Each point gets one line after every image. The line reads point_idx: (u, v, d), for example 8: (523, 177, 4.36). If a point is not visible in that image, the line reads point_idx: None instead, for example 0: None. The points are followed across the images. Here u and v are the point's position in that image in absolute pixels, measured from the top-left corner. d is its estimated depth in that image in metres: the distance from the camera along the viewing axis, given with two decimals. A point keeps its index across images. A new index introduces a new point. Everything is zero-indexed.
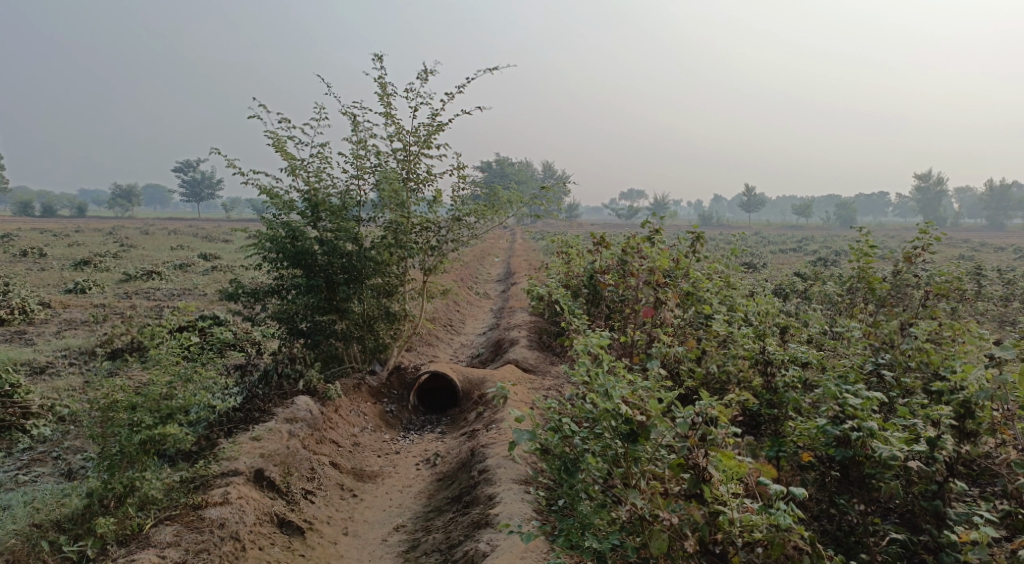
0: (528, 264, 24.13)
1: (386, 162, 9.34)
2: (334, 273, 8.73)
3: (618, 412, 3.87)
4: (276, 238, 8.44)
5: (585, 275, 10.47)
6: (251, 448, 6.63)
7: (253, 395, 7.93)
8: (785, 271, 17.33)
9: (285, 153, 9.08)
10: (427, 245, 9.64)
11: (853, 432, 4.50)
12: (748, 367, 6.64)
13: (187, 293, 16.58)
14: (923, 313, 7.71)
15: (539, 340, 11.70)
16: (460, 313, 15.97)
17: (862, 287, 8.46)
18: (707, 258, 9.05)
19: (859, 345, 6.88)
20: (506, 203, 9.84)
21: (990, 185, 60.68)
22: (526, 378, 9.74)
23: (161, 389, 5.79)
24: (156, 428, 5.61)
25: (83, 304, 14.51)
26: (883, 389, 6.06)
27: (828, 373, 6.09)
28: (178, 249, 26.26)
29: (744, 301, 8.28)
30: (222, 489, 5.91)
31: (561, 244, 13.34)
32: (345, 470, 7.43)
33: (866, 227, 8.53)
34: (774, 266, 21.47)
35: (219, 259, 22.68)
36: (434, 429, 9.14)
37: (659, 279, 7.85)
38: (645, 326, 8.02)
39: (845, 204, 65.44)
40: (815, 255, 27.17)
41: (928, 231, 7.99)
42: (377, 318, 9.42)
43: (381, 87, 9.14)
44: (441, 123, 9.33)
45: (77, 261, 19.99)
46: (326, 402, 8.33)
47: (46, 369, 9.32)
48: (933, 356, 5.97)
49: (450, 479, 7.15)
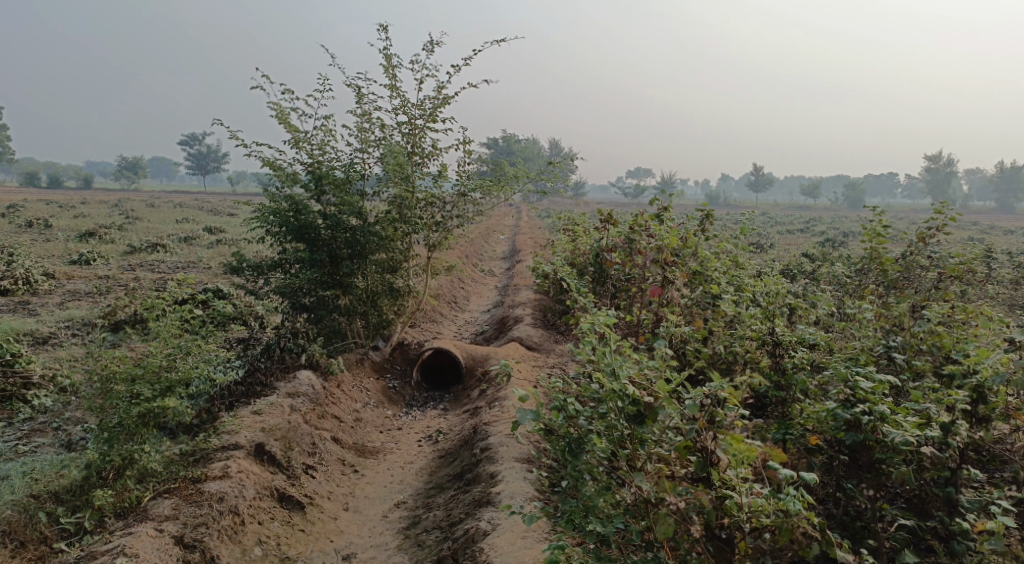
0: (533, 242, 24.00)
1: (391, 136, 9.18)
2: (337, 247, 8.62)
3: (625, 392, 3.77)
4: (279, 211, 8.30)
5: (591, 253, 10.35)
6: (252, 422, 6.58)
7: (254, 369, 7.86)
8: (792, 252, 17.17)
9: (289, 125, 8.93)
10: (432, 220, 9.51)
11: (863, 416, 4.41)
12: (755, 348, 6.52)
13: (191, 266, 16.54)
14: (935, 296, 7.58)
15: (543, 318, 11.62)
16: (465, 290, 15.89)
17: (873, 269, 8.34)
18: (716, 238, 8.91)
19: (870, 327, 6.76)
20: (511, 178, 9.68)
21: (1002, 167, 60.01)
22: (530, 355, 9.66)
23: (161, 362, 5.72)
24: (155, 401, 5.55)
25: (87, 276, 14.46)
26: (894, 373, 5.95)
27: (837, 355, 5.98)
28: (183, 222, 26.20)
29: (752, 282, 8.16)
30: (222, 463, 5.87)
31: (567, 222, 13.20)
32: (346, 446, 7.39)
33: (880, 207, 8.37)
34: (781, 246, 21.29)
35: (224, 233, 22.60)
36: (436, 406, 9.09)
37: (667, 258, 7.73)
38: (652, 306, 7.90)
39: (854, 185, 64.89)
40: (822, 236, 26.97)
41: (943, 212, 7.82)
42: (380, 294, 9.33)
43: (386, 59, 8.94)
44: (447, 96, 9.14)
45: (82, 232, 19.92)
46: (329, 378, 8.27)
47: (48, 339, 9.27)
48: (945, 340, 5.86)
49: (452, 456, 7.10)
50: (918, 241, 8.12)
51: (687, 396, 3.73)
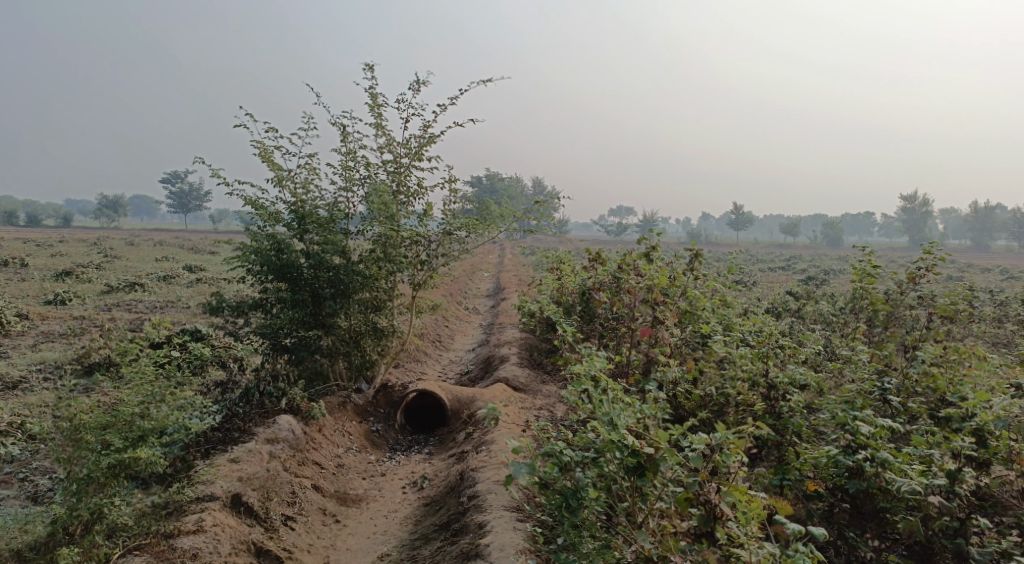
0: (518, 280, 23.94)
1: (376, 174, 9.10)
2: (320, 287, 8.46)
3: (625, 443, 3.63)
4: (261, 250, 8.12)
5: (578, 292, 10.25)
6: (229, 471, 6.30)
7: (232, 414, 7.58)
8: (777, 290, 17.22)
9: (272, 163, 8.82)
10: (417, 259, 9.37)
11: (866, 462, 4.38)
12: (747, 389, 6.40)
13: (169, 306, 16.22)
14: (927, 336, 7.53)
15: (530, 357, 11.44)
16: (449, 329, 15.70)
17: (863, 308, 8.29)
18: (704, 276, 8.85)
19: (865, 368, 6.66)
20: (497, 217, 9.61)
21: (974, 205, 61.33)
22: (517, 397, 9.45)
23: (134, 409, 5.46)
24: (127, 451, 5.28)
25: (62, 316, 14.10)
26: (890, 415, 5.83)
27: (833, 398, 5.87)
28: (163, 261, 25.83)
29: (742, 321, 8.07)
30: (196, 516, 5.59)
31: (552, 260, 13.12)
32: (328, 494, 7.11)
33: (869, 246, 8.36)
34: (765, 284, 21.37)
35: (204, 271, 22.31)
36: (421, 450, 8.83)
37: (656, 298, 7.64)
38: (641, 346, 7.77)
39: (832, 222, 65.89)
40: (804, 274, 27.23)
41: (932, 252, 7.82)
42: (363, 334, 9.13)
43: (372, 98, 8.90)
44: (433, 135, 9.10)
45: (59, 271, 19.54)
46: (310, 422, 8.02)
47: (18, 384, 8.92)
48: (940, 381, 5.77)
49: (438, 504, 6.84)
50: (908, 280, 8.09)
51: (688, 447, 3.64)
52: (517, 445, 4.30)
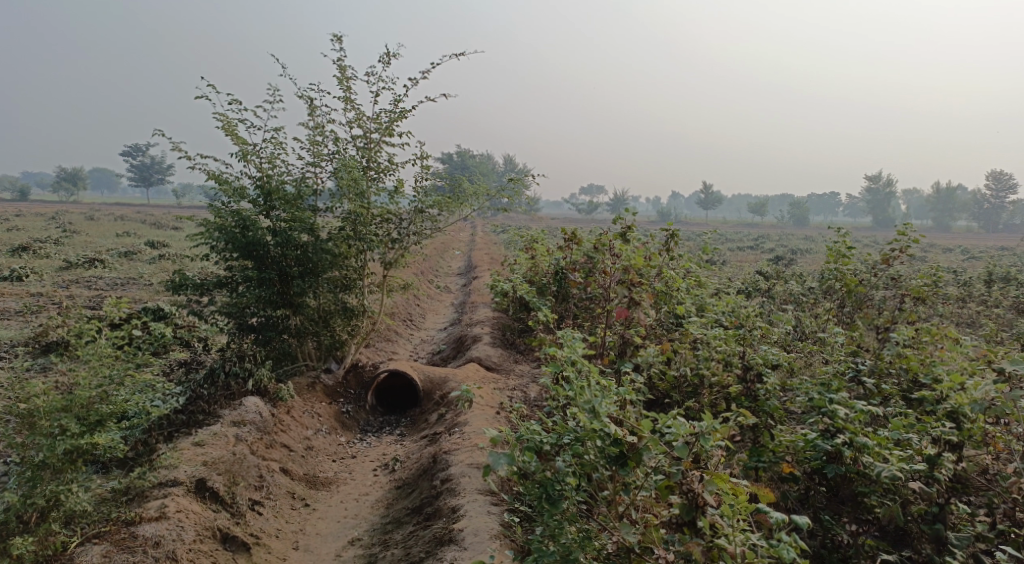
0: (490, 258, 23.81)
1: (346, 150, 8.83)
2: (288, 265, 8.22)
3: (607, 432, 3.65)
4: (225, 227, 7.83)
5: (552, 271, 10.14)
6: (193, 455, 6.09)
7: (196, 396, 7.35)
8: (748, 270, 17.34)
9: (236, 138, 8.49)
10: (388, 237, 9.15)
11: (846, 447, 4.58)
12: (722, 370, 6.38)
13: (131, 283, 15.75)
14: (899, 317, 7.59)
15: (502, 337, 11.33)
16: (420, 307, 15.53)
17: (836, 289, 8.34)
18: (680, 257, 8.80)
19: (841, 349, 6.68)
20: (471, 194, 9.45)
21: (937, 186, 62.58)
22: (490, 377, 9.35)
23: (92, 393, 5.19)
24: (84, 437, 5.01)
25: (18, 293, 13.59)
26: (864, 397, 5.86)
27: (810, 381, 5.86)
28: (124, 236, 25.07)
29: (716, 302, 8.06)
30: (159, 503, 5.39)
31: (526, 239, 12.98)
32: (297, 477, 6.95)
33: (843, 228, 8.39)
34: (736, 264, 21.52)
35: (167, 247, 21.70)
36: (392, 431, 8.70)
37: (632, 278, 7.57)
38: (616, 327, 7.71)
39: (800, 203, 66.88)
40: (772, 254, 27.54)
41: (906, 233, 7.87)
42: (333, 313, 8.91)
43: (341, 70, 8.60)
44: (404, 109, 8.85)
45: (14, 246, 18.80)
46: (278, 404, 7.82)
47: None
48: (913, 363, 5.83)
49: (410, 487, 6.73)
50: (881, 262, 8.14)
51: (670, 435, 3.65)
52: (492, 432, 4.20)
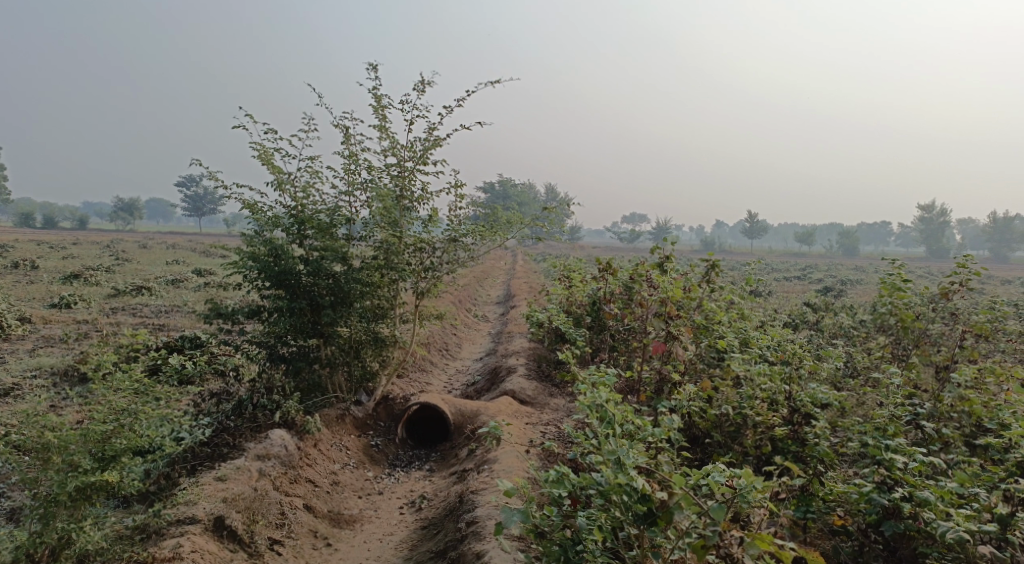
0: (529, 287, 23.62)
1: (379, 178, 8.76)
2: (319, 294, 8.10)
3: (633, 487, 3.54)
4: (257, 256, 7.74)
5: (588, 302, 9.84)
6: (214, 490, 5.95)
7: (223, 428, 7.23)
8: (794, 301, 16.69)
9: (272, 167, 8.52)
10: (421, 266, 9.00)
11: (904, 502, 4.24)
12: (768, 410, 5.96)
13: (175, 310, 15.99)
14: (960, 355, 7.06)
15: (538, 368, 11.03)
16: (457, 337, 15.35)
17: (890, 324, 7.83)
18: (721, 288, 8.43)
19: (897, 389, 6.21)
20: (505, 223, 9.25)
21: (996, 216, 60.18)
22: (523, 411, 9.04)
23: (105, 427, 5.07)
24: (95, 473, 4.89)
25: (66, 320, 13.88)
26: (923, 443, 5.40)
27: (864, 425, 5.43)
28: (172, 264, 25.68)
29: (760, 336, 7.64)
30: (174, 542, 5.24)
31: (563, 268, 12.73)
32: (320, 515, 6.74)
33: (898, 258, 7.92)
34: (782, 296, 20.86)
35: (213, 275, 22.09)
36: (421, 466, 8.45)
37: (670, 311, 7.18)
38: (654, 362, 7.36)
39: (849, 233, 65.14)
40: (820, 284, 26.75)
41: (967, 265, 7.35)
42: (364, 344, 8.75)
43: (376, 99, 8.58)
44: (438, 138, 8.75)
45: (68, 274, 19.36)
46: (305, 437, 7.67)
47: (11, 391, 8.63)
48: (976, 406, 5.37)
49: (436, 528, 6.45)
50: (941, 296, 7.61)
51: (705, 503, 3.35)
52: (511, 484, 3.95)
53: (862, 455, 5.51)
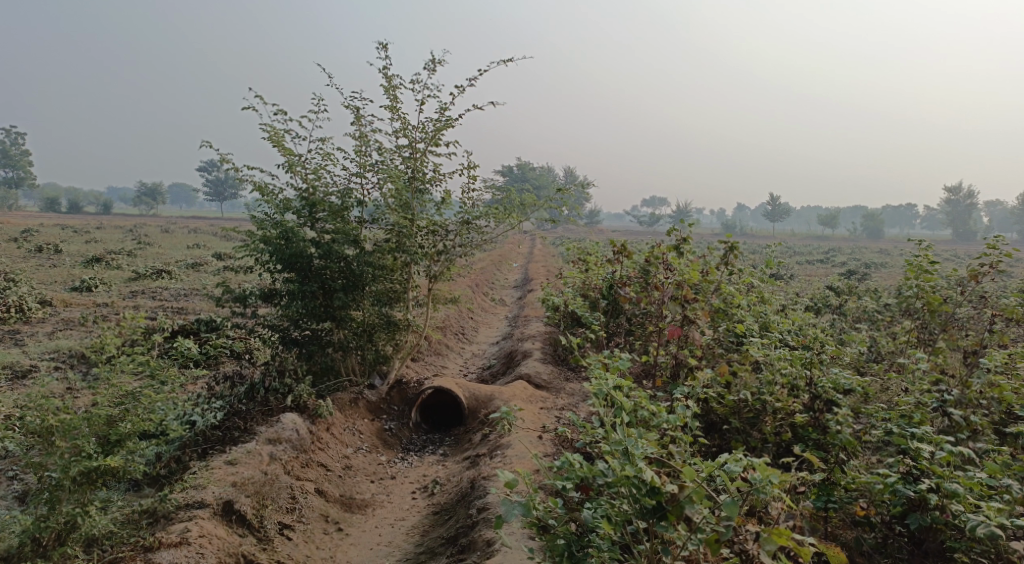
0: (546, 270, 23.49)
1: (391, 160, 8.62)
2: (331, 278, 8.00)
3: (641, 479, 3.39)
4: (269, 239, 7.66)
5: (604, 286, 9.66)
6: (223, 475, 5.93)
7: (234, 411, 7.20)
8: (815, 285, 16.39)
9: (283, 149, 8.42)
10: (434, 250, 8.86)
11: (931, 493, 4.07)
12: (788, 395, 5.77)
13: (194, 294, 16.08)
14: (990, 340, 6.79)
15: (554, 352, 10.90)
16: (473, 321, 15.26)
17: (917, 308, 7.57)
18: (741, 271, 8.21)
19: (924, 376, 5.98)
20: (520, 205, 9.07)
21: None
22: (537, 396, 8.92)
23: (111, 412, 5.04)
24: (98, 457, 4.86)
25: (85, 303, 13.97)
26: (951, 432, 5.21)
27: (888, 413, 5.23)
28: (192, 248, 25.80)
29: (780, 320, 7.44)
30: (182, 526, 5.23)
31: (578, 252, 12.54)
32: (332, 499, 6.69)
33: (925, 241, 7.66)
34: (800, 279, 20.50)
35: (232, 259, 22.14)
36: (435, 450, 8.38)
37: (687, 294, 6.99)
38: (670, 347, 7.18)
39: (873, 215, 64.00)
40: (843, 267, 26.31)
41: (998, 246, 7.05)
42: (376, 327, 8.66)
43: (387, 79, 8.42)
44: (451, 118, 8.60)
45: (89, 258, 19.50)
46: (317, 421, 7.62)
47: (28, 374, 8.67)
48: (1005, 393, 5.19)
49: (447, 514, 6.36)
50: (970, 278, 7.31)
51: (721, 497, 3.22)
52: (513, 478, 3.86)
53: (886, 442, 5.37)
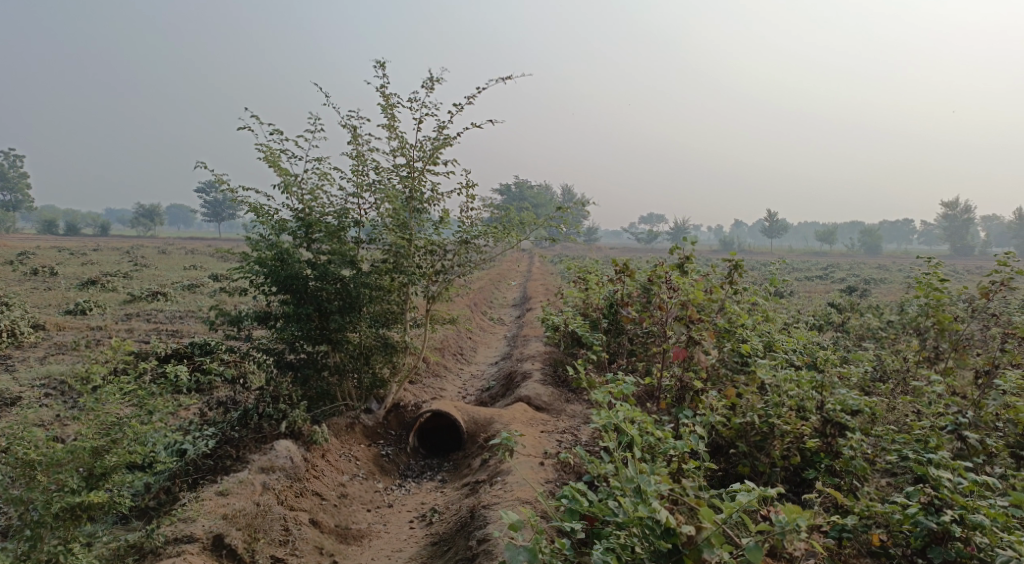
0: (545, 289, 23.34)
1: (388, 179, 8.49)
2: (327, 300, 7.82)
3: (652, 518, 3.25)
4: (263, 260, 7.50)
5: (605, 305, 9.49)
6: (215, 507, 5.73)
7: (227, 439, 7.00)
8: (816, 301, 16.21)
9: (279, 169, 8.29)
10: (432, 269, 8.70)
11: (952, 526, 3.88)
12: (797, 419, 5.59)
13: (190, 316, 15.89)
14: (1002, 359, 6.61)
15: (554, 373, 10.70)
16: (471, 341, 15.06)
17: (926, 327, 7.37)
18: (745, 290, 8.04)
19: (936, 398, 5.79)
20: (519, 224, 8.93)
21: None
22: (538, 419, 8.72)
23: (96, 445, 4.84)
24: (83, 492, 4.66)
25: (79, 327, 13.77)
26: (967, 457, 5.03)
27: (902, 438, 5.05)
28: (189, 269, 25.65)
29: (786, 339, 7.27)
30: None
31: (579, 270, 12.37)
32: (327, 530, 6.47)
33: (933, 257, 7.49)
34: (800, 295, 20.34)
35: (228, 281, 21.97)
36: (433, 476, 8.17)
37: (692, 314, 6.82)
38: (675, 368, 7.00)
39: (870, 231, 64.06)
40: (841, 283, 26.18)
41: (1008, 262, 6.85)
42: (374, 350, 8.46)
43: (385, 98, 8.32)
44: (448, 137, 8.47)
45: (85, 280, 19.32)
46: (313, 448, 7.42)
47: (17, 401, 8.46)
48: None
49: (446, 544, 6.14)
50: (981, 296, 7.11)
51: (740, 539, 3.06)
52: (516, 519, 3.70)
53: (900, 468, 5.18)
